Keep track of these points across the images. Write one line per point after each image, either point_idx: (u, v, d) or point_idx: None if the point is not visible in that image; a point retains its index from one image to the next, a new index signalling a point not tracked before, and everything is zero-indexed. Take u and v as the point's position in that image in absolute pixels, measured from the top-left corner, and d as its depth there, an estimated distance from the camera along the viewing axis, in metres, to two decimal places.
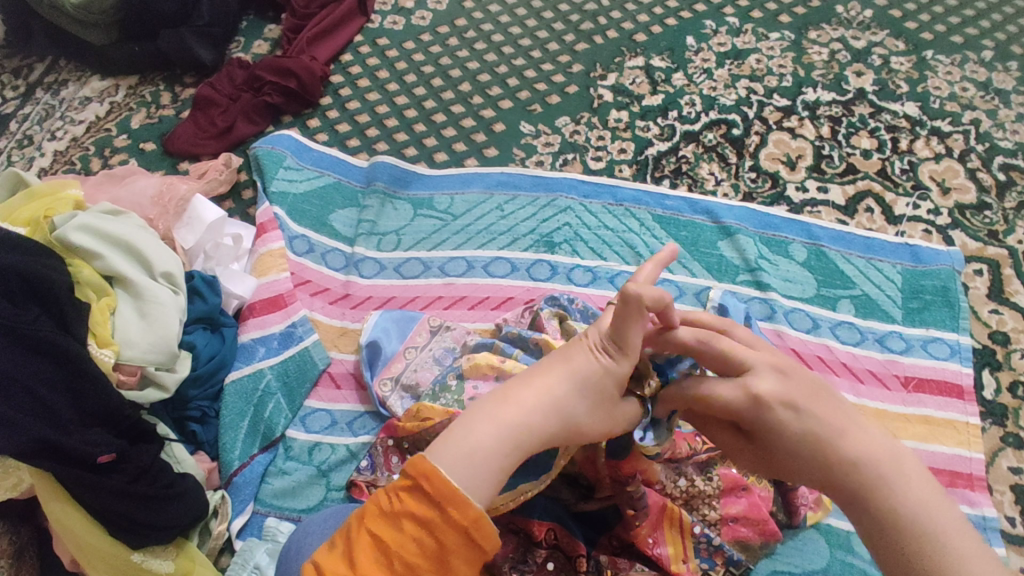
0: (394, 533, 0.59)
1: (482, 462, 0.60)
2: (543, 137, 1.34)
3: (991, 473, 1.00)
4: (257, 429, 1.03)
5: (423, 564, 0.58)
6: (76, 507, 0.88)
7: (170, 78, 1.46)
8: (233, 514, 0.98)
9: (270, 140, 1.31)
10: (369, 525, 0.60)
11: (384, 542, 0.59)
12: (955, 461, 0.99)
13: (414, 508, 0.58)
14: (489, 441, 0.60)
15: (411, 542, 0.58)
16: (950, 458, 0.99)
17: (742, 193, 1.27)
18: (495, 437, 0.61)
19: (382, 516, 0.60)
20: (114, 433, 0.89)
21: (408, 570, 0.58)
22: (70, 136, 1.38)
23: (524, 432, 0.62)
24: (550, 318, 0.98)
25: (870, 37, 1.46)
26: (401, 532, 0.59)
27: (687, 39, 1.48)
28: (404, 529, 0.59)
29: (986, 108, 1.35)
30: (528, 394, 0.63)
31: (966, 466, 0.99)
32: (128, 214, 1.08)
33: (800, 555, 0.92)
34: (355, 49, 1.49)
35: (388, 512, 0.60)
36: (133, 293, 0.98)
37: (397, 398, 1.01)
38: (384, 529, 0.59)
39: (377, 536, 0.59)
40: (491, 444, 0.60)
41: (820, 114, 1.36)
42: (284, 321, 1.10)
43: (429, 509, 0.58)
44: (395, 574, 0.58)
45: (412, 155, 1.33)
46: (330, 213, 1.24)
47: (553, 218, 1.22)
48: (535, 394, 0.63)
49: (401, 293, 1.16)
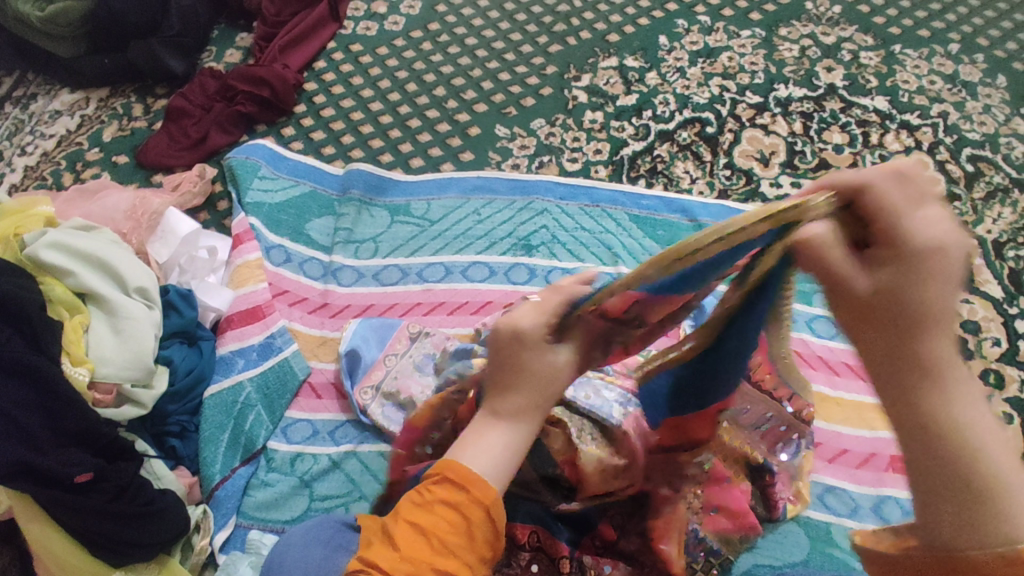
0: (430, 514, 0.58)
1: (499, 458, 0.60)
2: (518, 140, 1.35)
3: None
4: (238, 442, 1.02)
5: (456, 545, 0.57)
6: (55, 528, 0.87)
7: (142, 89, 1.45)
8: (215, 528, 0.96)
9: (244, 150, 1.30)
10: (403, 514, 0.59)
11: (419, 525, 0.58)
12: None
13: (445, 492, 0.58)
14: (498, 443, 0.61)
15: (444, 522, 0.58)
16: None
17: (716, 191, 1.28)
18: (504, 435, 0.61)
19: (415, 505, 0.59)
20: (92, 452, 0.88)
21: (441, 551, 0.57)
22: (41, 151, 1.37)
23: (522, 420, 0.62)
24: None
25: (839, 32, 1.48)
26: (438, 510, 0.58)
27: (659, 37, 1.49)
28: (442, 507, 0.58)
29: (954, 100, 1.37)
30: (503, 415, 0.62)
31: None
32: (101, 229, 1.07)
33: (780, 549, 0.93)
34: (328, 55, 1.49)
35: (423, 496, 0.59)
36: (107, 310, 0.97)
37: (382, 405, 1.03)
38: (417, 514, 0.58)
39: (413, 522, 0.58)
40: (505, 443, 0.61)
41: (792, 110, 1.38)
42: (263, 332, 1.09)
43: (456, 492, 0.58)
44: (428, 556, 0.57)
45: (388, 162, 1.33)
46: (307, 222, 1.24)
47: (529, 221, 1.22)
48: (503, 410, 0.62)
49: (380, 301, 1.16)
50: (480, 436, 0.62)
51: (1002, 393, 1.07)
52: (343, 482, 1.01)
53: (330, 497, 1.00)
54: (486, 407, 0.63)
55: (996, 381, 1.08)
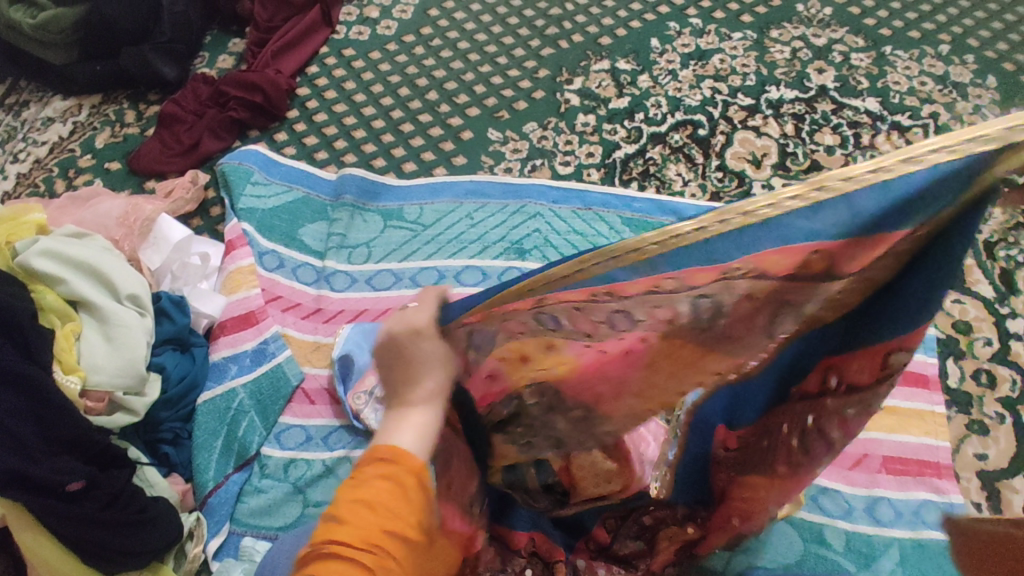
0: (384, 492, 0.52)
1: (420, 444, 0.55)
2: (511, 144, 1.35)
3: (957, 460, 1.02)
4: (231, 448, 1.02)
5: (399, 514, 0.52)
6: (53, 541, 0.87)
7: (135, 96, 1.45)
8: (209, 535, 0.97)
9: (237, 156, 1.30)
10: (338, 498, 0.53)
11: (367, 502, 0.52)
12: (922, 451, 1.01)
13: (376, 466, 0.54)
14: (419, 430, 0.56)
15: (383, 492, 0.53)
16: (917, 448, 1.01)
17: (709, 193, 1.28)
18: (424, 419, 0.56)
19: (348, 486, 0.54)
20: (83, 461, 0.88)
21: (384, 522, 0.51)
22: (34, 158, 1.37)
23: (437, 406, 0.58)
24: None
25: (830, 34, 1.48)
26: (387, 487, 0.53)
27: (651, 40, 1.49)
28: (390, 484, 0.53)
29: (944, 101, 1.38)
30: (415, 405, 0.57)
31: (933, 455, 1.00)
32: (93, 236, 1.07)
33: (774, 550, 0.93)
34: (320, 60, 1.49)
35: (370, 472, 0.53)
36: (98, 318, 0.97)
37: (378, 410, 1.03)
38: (352, 492, 0.53)
39: (351, 500, 0.52)
40: (424, 430, 0.56)
41: (784, 112, 1.38)
42: (257, 337, 1.10)
43: (387, 465, 0.54)
44: (371, 529, 0.51)
45: (381, 167, 1.33)
46: (300, 227, 1.24)
47: (522, 225, 1.23)
48: (415, 402, 0.57)
49: (373, 306, 1.16)
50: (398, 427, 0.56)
51: (994, 392, 1.07)
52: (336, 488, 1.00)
53: (323, 503, 0.99)
54: (395, 402, 0.58)
55: (987, 381, 1.08)
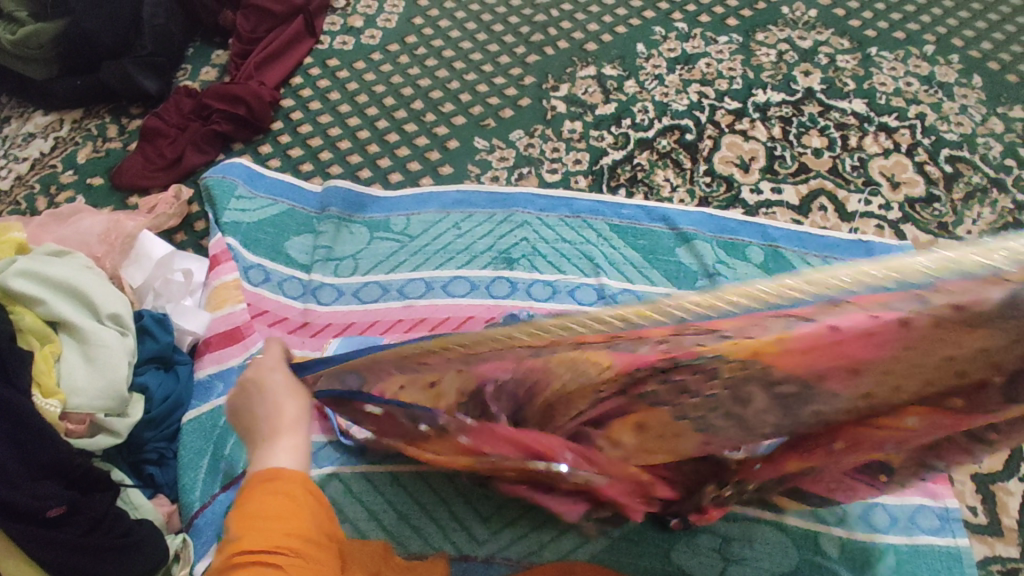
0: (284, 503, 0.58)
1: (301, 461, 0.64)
2: (497, 152, 1.34)
3: None
4: (218, 467, 0.99)
5: (299, 519, 0.58)
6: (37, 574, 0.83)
7: (117, 110, 1.43)
8: (196, 558, 0.93)
9: (221, 169, 1.28)
10: (238, 521, 0.57)
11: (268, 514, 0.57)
12: None
13: (268, 485, 0.60)
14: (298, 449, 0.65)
15: (282, 502, 0.58)
16: None
17: (697, 199, 1.27)
18: (295, 441, 0.65)
19: (243, 511, 0.58)
20: (64, 485, 0.86)
21: (289, 527, 0.57)
22: (15, 175, 1.35)
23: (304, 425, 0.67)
24: None
25: (815, 36, 1.48)
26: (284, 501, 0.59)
27: (637, 45, 1.49)
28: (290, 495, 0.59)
29: (931, 102, 1.37)
30: (284, 425, 0.66)
31: None
32: (74, 254, 1.06)
33: (768, 559, 0.92)
34: (305, 71, 1.48)
35: (262, 494, 0.59)
36: (79, 339, 0.95)
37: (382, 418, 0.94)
38: (250, 511, 0.57)
39: (253, 515, 0.57)
40: (298, 449, 0.65)
41: (771, 115, 1.38)
42: (243, 353, 1.08)
43: (277, 481, 0.60)
44: (279, 534, 0.56)
45: (366, 178, 1.32)
46: (285, 241, 1.22)
47: (510, 234, 1.22)
48: (283, 422, 0.66)
49: (360, 319, 1.14)
50: (276, 453, 0.64)
51: None
52: None
53: None
54: (264, 438, 0.65)
55: None
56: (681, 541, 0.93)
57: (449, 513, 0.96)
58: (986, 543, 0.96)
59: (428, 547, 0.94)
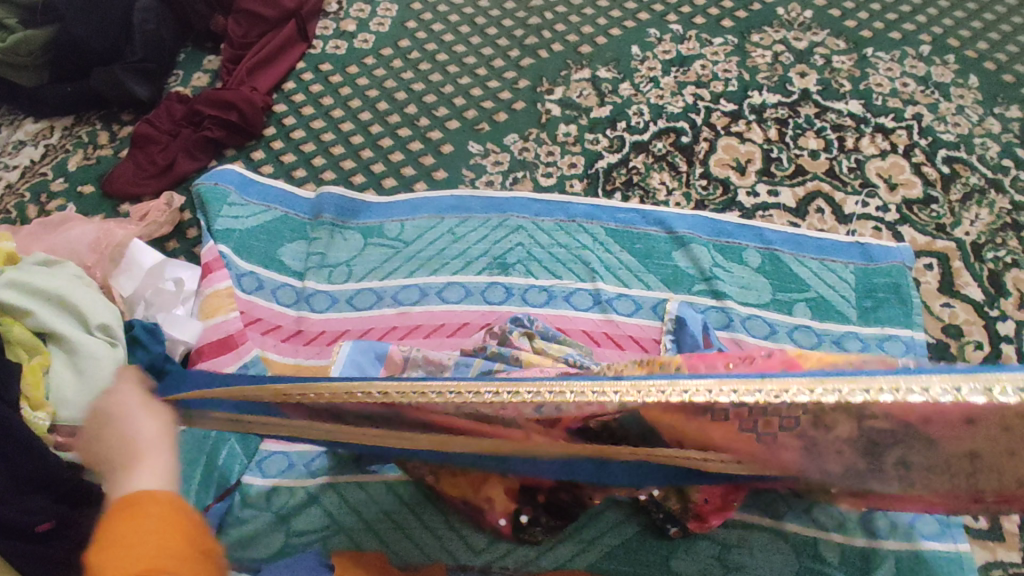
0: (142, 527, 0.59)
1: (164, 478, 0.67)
2: (491, 156, 1.33)
3: None
4: (211, 477, 0.99)
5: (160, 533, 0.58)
6: None
7: (108, 116, 1.42)
8: None
9: (213, 176, 1.27)
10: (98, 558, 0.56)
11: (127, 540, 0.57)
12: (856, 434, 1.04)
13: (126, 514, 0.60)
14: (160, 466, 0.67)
15: (143, 524, 0.58)
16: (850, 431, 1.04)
17: (693, 202, 1.26)
18: (156, 459, 0.68)
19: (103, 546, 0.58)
20: (53, 499, 0.84)
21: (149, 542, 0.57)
22: (5, 183, 1.33)
23: (167, 444, 0.71)
24: (520, 338, 1.01)
25: (811, 37, 1.48)
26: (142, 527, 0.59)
27: (632, 47, 1.48)
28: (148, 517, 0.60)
29: (927, 102, 1.37)
30: (142, 444, 0.70)
31: None
32: (63, 263, 1.05)
33: (768, 568, 0.90)
34: (297, 76, 1.47)
35: (125, 524, 0.58)
36: (68, 350, 0.94)
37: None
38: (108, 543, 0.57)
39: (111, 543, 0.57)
40: (164, 466, 0.68)
41: (767, 117, 1.37)
42: (236, 362, 1.06)
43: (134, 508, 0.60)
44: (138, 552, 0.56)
45: (360, 183, 1.31)
46: (279, 247, 1.21)
47: (505, 239, 1.21)
48: (144, 442, 0.70)
49: (354, 326, 1.13)
50: (137, 477, 0.66)
51: None
52: (319, 516, 0.96)
53: (304, 533, 0.95)
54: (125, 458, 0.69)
55: None
56: (680, 550, 0.92)
57: (445, 523, 0.95)
58: (985, 548, 0.95)
59: (424, 558, 0.92)
